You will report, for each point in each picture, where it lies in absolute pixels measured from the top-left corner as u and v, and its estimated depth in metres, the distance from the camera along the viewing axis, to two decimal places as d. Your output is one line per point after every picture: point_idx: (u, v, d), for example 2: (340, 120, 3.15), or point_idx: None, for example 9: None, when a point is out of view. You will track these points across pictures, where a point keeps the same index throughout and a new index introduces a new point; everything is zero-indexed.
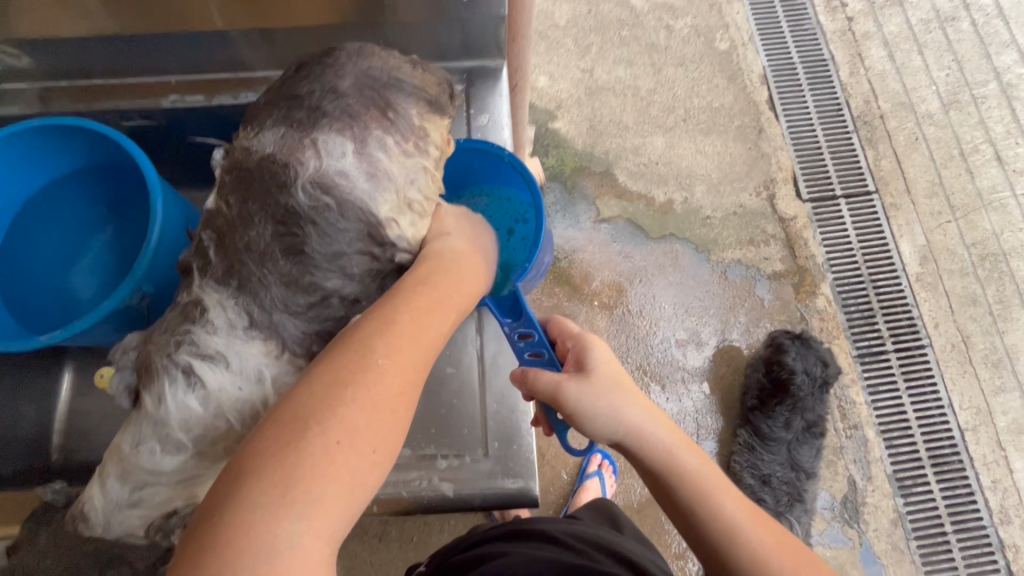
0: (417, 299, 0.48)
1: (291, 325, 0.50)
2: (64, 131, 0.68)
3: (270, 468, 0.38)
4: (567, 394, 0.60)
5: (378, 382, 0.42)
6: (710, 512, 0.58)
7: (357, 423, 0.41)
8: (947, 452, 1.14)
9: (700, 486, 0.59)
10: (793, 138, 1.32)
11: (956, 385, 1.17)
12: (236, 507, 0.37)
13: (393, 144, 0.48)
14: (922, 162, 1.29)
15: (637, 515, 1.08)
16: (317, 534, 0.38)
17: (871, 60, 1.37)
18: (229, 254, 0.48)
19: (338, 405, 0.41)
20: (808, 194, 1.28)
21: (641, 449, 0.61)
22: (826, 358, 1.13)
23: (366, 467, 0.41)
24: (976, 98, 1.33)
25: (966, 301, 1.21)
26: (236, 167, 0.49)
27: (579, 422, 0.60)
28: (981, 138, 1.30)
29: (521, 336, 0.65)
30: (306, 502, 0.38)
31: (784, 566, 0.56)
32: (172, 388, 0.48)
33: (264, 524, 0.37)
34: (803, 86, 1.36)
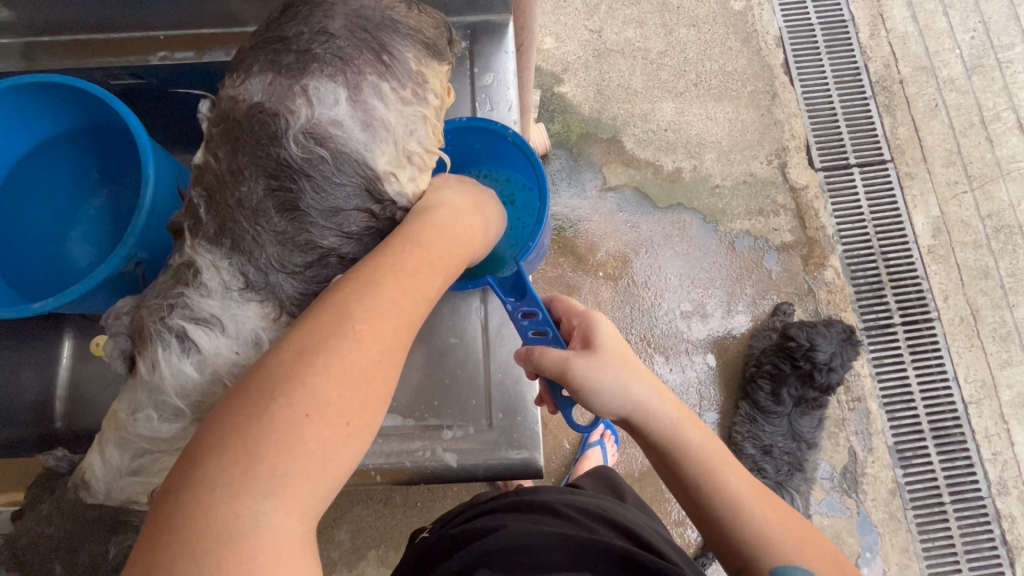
0: (401, 260, 0.46)
1: (289, 286, 0.48)
2: (49, 93, 0.65)
3: (231, 443, 0.38)
4: (575, 370, 0.59)
5: (353, 349, 0.41)
6: (713, 486, 0.58)
7: (328, 395, 0.40)
8: (949, 424, 1.14)
9: (707, 465, 0.59)
10: (807, 105, 1.27)
11: (963, 359, 1.16)
12: (197, 486, 0.37)
13: (389, 91, 0.46)
14: (941, 130, 1.25)
15: (637, 483, 1.10)
16: (285, 513, 0.38)
17: (893, 21, 1.31)
18: (219, 213, 0.47)
19: (306, 375, 0.40)
20: (821, 163, 1.25)
21: (645, 423, 0.61)
22: (835, 357, 1.08)
23: (338, 440, 0.40)
24: (1001, 63, 1.27)
25: (978, 275, 1.19)
26: (222, 120, 0.47)
27: (586, 399, 0.60)
28: (1003, 105, 1.25)
29: (524, 314, 0.64)
30: (270, 481, 0.38)
31: (785, 543, 0.56)
32: (166, 354, 0.46)
33: (223, 506, 0.37)
34: (821, 49, 1.30)
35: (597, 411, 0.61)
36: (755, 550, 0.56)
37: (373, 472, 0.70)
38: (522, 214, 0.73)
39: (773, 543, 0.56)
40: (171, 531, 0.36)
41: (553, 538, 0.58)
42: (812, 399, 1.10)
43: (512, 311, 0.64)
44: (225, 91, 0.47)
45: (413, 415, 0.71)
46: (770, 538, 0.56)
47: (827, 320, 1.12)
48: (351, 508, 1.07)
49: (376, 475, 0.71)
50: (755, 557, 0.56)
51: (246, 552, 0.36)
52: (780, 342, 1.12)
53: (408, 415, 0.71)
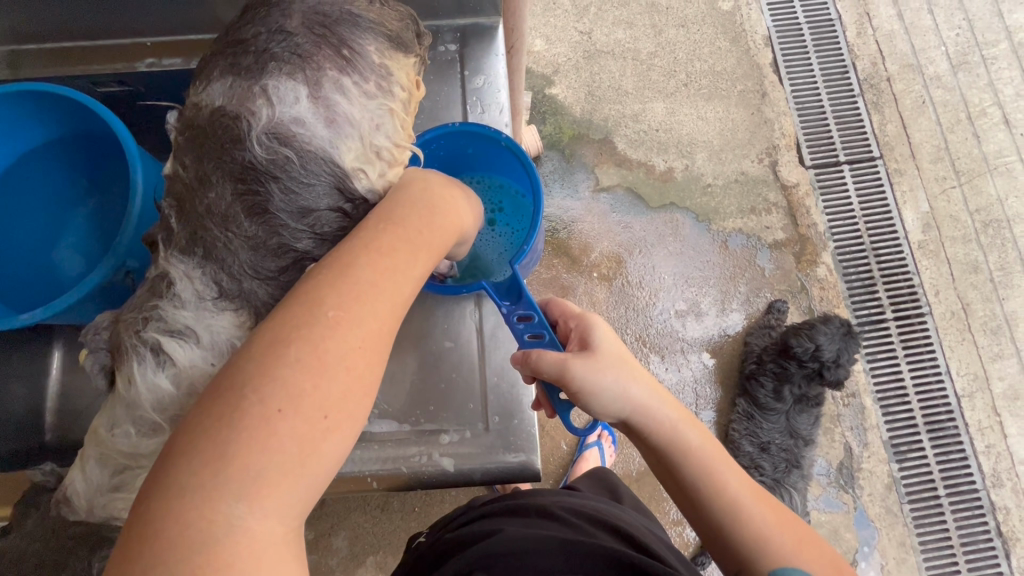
0: (379, 244, 0.45)
1: (264, 292, 0.47)
2: (36, 102, 0.65)
3: (202, 445, 0.38)
4: (574, 372, 0.59)
5: (328, 338, 0.41)
6: (709, 482, 0.58)
7: (301, 387, 0.39)
8: (942, 418, 1.15)
9: (701, 462, 0.59)
10: (797, 103, 1.28)
11: (954, 353, 1.17)
12: (169, 493, 0.37)
13: (351, 85, 0.46)
14: (929, 127, 1.26)
15: (636, 483, 1.10)
16: (262, 515, 0.38)
17: (879, 20, 1.32)
18: (189, 221, 0.46)
19: (281, 367, 0.39)
20: (812, 160, 1.26)
21: (642, 423, 0.61)
22: (841, 354, 1.07)
23: (315, 433, 0.40)
24: (986, 59, 1.29)
25: (968, 269, 1.20)
26: (188, 127, 0.47)
27: (585, 401, 0.60)
28: (989, 101, 1.27)
29: (521, 317, 0.63)
30: (244, 481, 0.37)
31: (783, 540, 0.56)
32: (141, 369, 0.45)
33: (197, 509, 0.37)
34: (809, 48, 1.31)
35: (594, 411, 0.61)
36: (752, 550, 0.56)
37: (370, 479, 0.70)
38: (514, 220, 0.77)
39: (770, 542, 0.56)
40: (145, 538, 0.36)
41: (547, 541, 0.58)
42: (812, 395, 1.10)
43: (507, 314, 0.64)
44: (191, 99, 0.47)
45: (409, 420, 0.70)
46: (767, 537, 0.56)
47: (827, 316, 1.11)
48: (349, 514, 1.07)
49: (374, 483, 0.70)
50: (748, 554, 0.56)
51: (224, 557, 0.36)
52: (782, 340, 1.11)
53: (404, 420, 0.70)
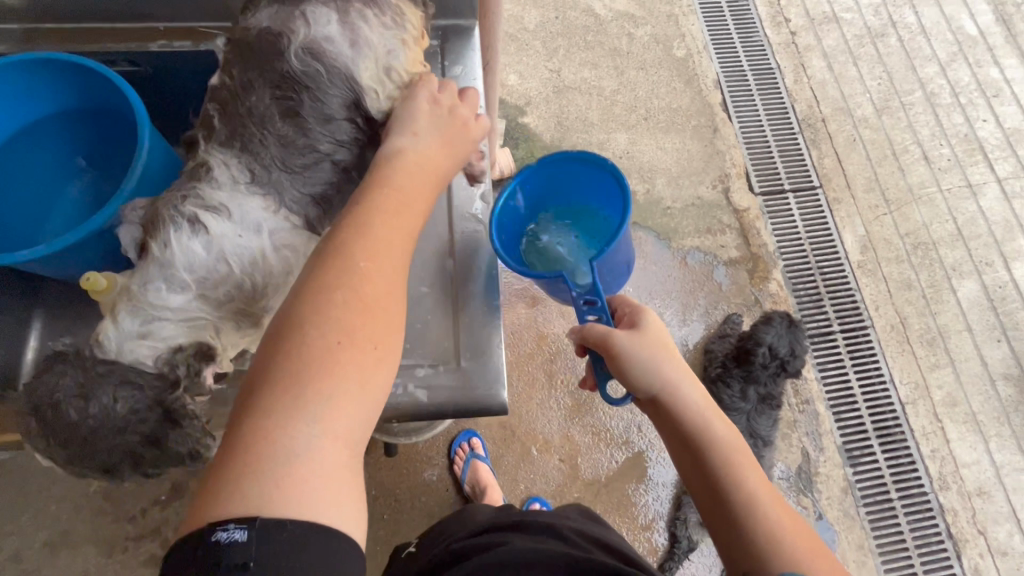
0: (398, 202, 0.50)
1: (289, 185, 0.53)
2: (44, 70, 0.62)
3: (276, 378, 0.43)
4: (615, 341, 0.64)
5: (367, 283, 0.46)
6: (730, 475, 0.61)
7: (353, 324, 0.45)
8: (890, 423, 1.22)
9: (722, 449, 0.63)
10: (744, 138, 1.42)
11: (896, 362, 1.26)
12: (252, 417, 0.42)
13: (372, 17, 0.55)
14: (860, 161, 1.41)
15: (605, 489, 1.12)
16: (335, 434, 0.42)
17: (812, 70, 1.50)
18: (229, 120, 0.53)
19: (331, 312, 0.45)
20: (760, 187, 1.38)
21: (674, 403, 0.65)
22: (793, 346, 1.15)
23: (369, 363, 0.45)
24: (905, 104, 1.46)
25: (902, 286, 1.31)
26: (235, 43, 0.54)
27: (622, 370, 0.64)
28: (910, 140, 1.43)
29: (586, 301, 0.68)
30: (317, 405, 0.42)
31: (796, 545, 0.56)
32: (178, 236, 0.49)
33: (278, 432, 0.41)
34: (754, 92, 1.47)
35: (628, 384, 0.65)
36: (764, 540, 0.57)
37: None
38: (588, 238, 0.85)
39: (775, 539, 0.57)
40: (236, 458, 0.41)
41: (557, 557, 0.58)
42: (770, 391, 1.16)
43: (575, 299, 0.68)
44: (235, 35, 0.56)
45: None
46: (776, 533, 0.57)
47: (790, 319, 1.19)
48: None
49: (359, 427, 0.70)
50: (762, 546, 0.57)
51: (304, 471, 0.41)
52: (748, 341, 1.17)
53: None
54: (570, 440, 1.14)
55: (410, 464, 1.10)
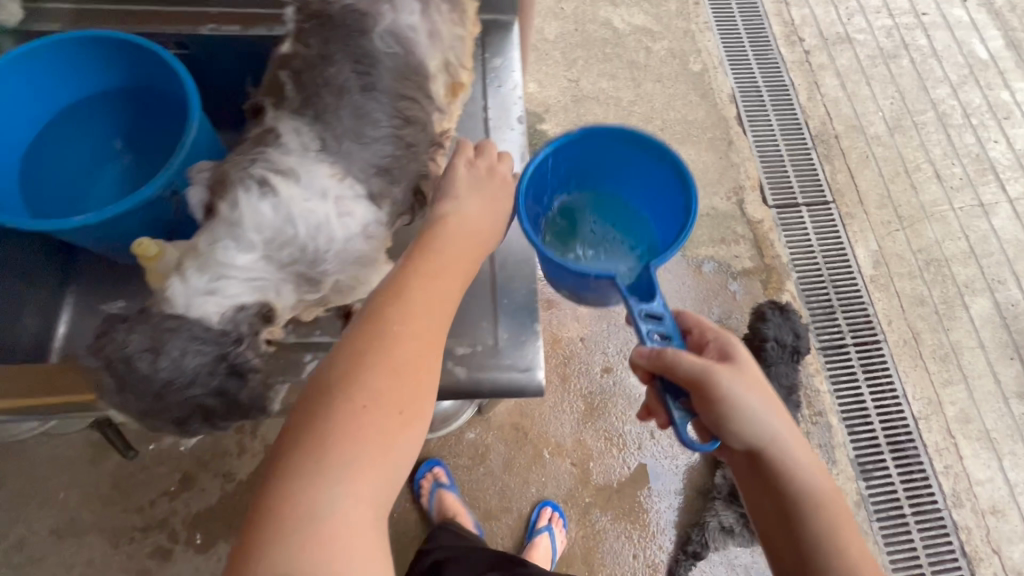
0: (430, 265, 0.51)
1: (358, 154, 0.54)
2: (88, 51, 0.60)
3: (304, 439, 0.44)
4: (715, 376, 0.52)
5: (397, 346, 0.47)
6: (830, 533, 0.54)
7: (381, 387, 0.45)
8: (903, 438, 1.21)
9: (822, 506, 0.55)
10: (759, 152, 1.44)
11: (909, 377, 1.26)
12: (280, 479, 0.43)
13: (445, 12, 0.62)
14: (873, 178, 1.43)
15: (616, 495, 1.11)
16: (358, 500, 0.43)
17: (825, 88, 1.52)
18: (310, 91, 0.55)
19: (372, 382, 0.45)
20: (774, 200, 1.40)
21: (779, 456, 0.56)
22: (794, 331, 1.19)
23: (393, 427, 0.45)
24: (917, 124, 1.48)
25: (915, 301, 1.32)
26: (314, 20, 0.58)
27: (717, 412, 0.53)
28: (922, 158, 1.45)
29: (652, 318, 0.54)
30: (342, 468, 0.43)
31: None
32: (247, 196, 0.50)
33: (304, 496, 0.42)
34: (768, 108, 1.50)
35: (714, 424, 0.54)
36: None
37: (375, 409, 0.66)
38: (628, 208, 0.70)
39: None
40: (264, 521, 0.41)
41: None
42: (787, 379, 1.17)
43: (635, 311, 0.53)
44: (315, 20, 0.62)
45: None
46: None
47: (781, 305, 1.23)
48: None
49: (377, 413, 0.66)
50: None
51: (324, 535, 0.41)
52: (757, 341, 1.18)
53: None
54: (581, 444, 1.13)
55: (422, 463, 1.09)
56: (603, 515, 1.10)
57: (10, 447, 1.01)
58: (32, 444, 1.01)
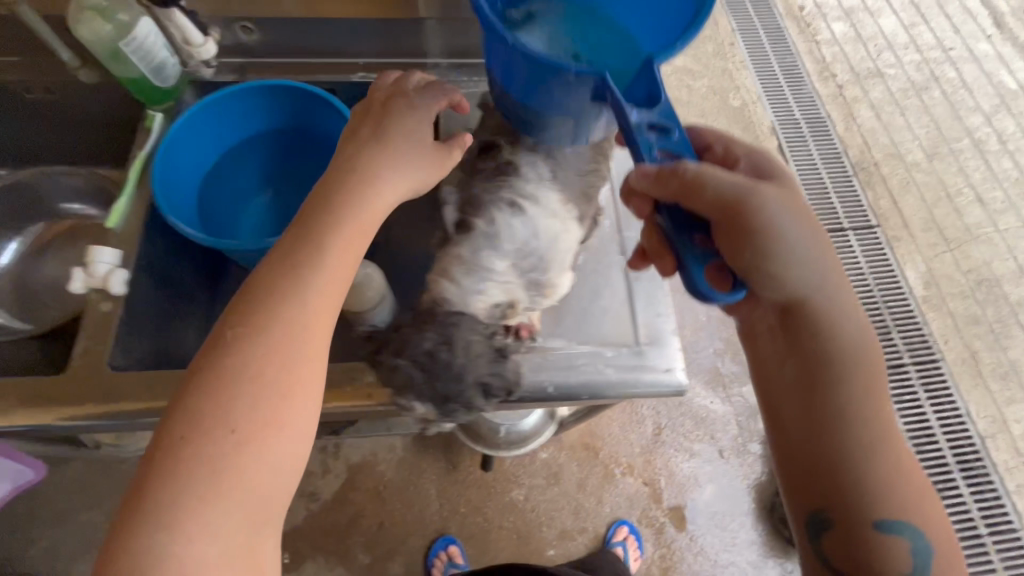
0: (284, 267, 0.46)
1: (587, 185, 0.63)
2: (257, 95, 0.62)
3: (150, 479, 0.40)
4: (757, 197, 0.47)
5: (236, 361, 0.43)
6: (868, 393, 0.50)
7: (210, 408, 0.41)
8: (971, 457, 1.22)
9: (861, 365, 0.51)
10: (802, 180, 1.51)
11: (971, 396, 1.27)
12: (129, 530, 0.38)
13: None
14: (916, 203, 1.48)
15: (690, 514, 1.12)
16: (206, 539, 0.39)
17: (861, 119, 1.60)
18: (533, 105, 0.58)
19: (235, 399, 0.42)
20: (821, 225, 1.45)
21: (820, 307, 0.51)
22: None
23: (237, 449, 0.41)
24: (954, 151, 1.54)
25: (969, 321, 1.35)
26: None
27: (763, 240, 0.47)
28: (963, 183, 1.50)
29: (652, 128, 0.45)
30: (180, 508, 0.39)
31: (909, 494, 0.49)
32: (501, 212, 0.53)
33: (152, 545, 0.38)
34: (807, 139, 1.57)
35: (744, 266, 0.47)
36: (878, 498, 0.48)
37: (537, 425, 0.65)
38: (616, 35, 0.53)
39: (892, 484, 0.49)
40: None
41: None
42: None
43: (631, 122, 0.43)
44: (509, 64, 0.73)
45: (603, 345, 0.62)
46: (897, 473, 0.49)
47: None
48: (406, 539, 1.07)
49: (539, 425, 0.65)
50: (874, 501, 0.48)
51: None
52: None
53: None
54: (652, 463, 1.15)
55: (499, 483, 1.11)
56: (679, 533, 1.11)
57: (109, 469, 1.05)
58: (129, 467, 1.06)
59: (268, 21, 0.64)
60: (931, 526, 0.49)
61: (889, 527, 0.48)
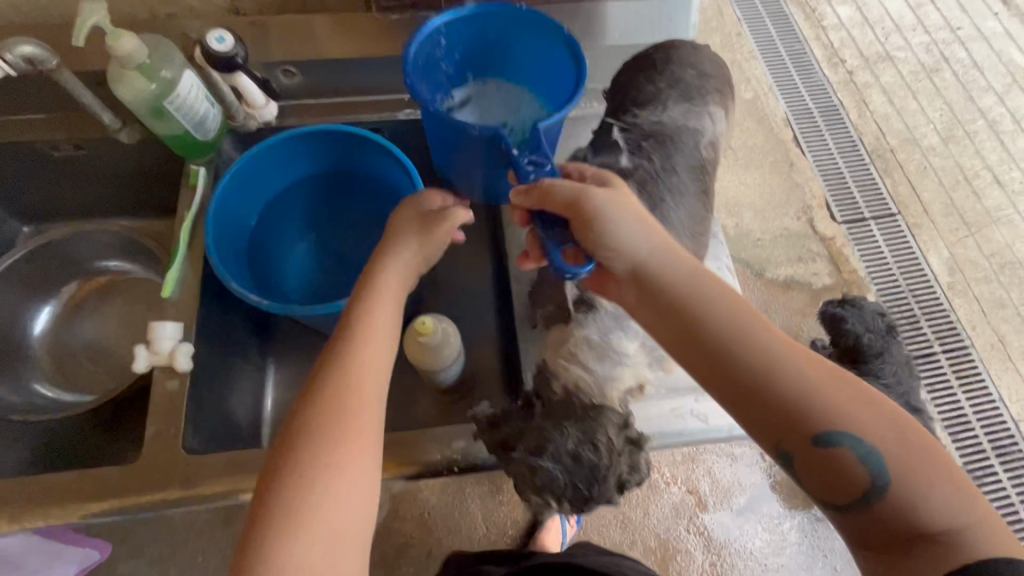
0: (328, 353, 0.66)
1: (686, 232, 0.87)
2: (294, 156, 0.89)
3: (261, 507, 0.57)
4: (589, 196, 0.69)
5: (303, 422, 0.61)
6: (744, 338, 0.64)
7: (293, 451, 0.60)
8: (1006, 442, 1.24)
9: (727, 313, 0.66)
10: (820, 170, 1.47)
11: (1003, 380, 1.29)
12: (260, 541, 0.55)
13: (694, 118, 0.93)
14: (935, 188, 1.48)
15: (739, 520, 1.11)
16: (312, 532, 0.56)
17: (874, 104, 1.58)
18: (647, 190, 0.84)
19: (305, 441, 0.60)
20: (842, 217, 1.42)
21: (659, 266, 0.70)
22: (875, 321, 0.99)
23: (318, 471, 0.58)
24: (969, 133, 1.55)
25: (995, 305, 1.37)
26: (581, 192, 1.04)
27: (603, 226, 0.69)
28: (980, 165, 1.51)
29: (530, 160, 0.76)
30: (289, 518, 0.56)
31: (831, 400, 0.60)
32: None
33: (282, 543, 0.55)
34: (822, 127, 1.53)
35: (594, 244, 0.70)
36: (807, 417, 0.60)
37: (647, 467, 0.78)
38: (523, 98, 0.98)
39: (813, 404, 0.60)
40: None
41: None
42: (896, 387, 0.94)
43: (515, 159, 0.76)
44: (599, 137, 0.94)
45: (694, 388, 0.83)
46: (811, 394, 0.60)
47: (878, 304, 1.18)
48: None
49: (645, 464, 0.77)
50: (807, 420, 0.60)
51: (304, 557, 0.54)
52: (828, 326, 1.00)
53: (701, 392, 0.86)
54: (694, 472, 1.13)
55: None
56: (729, 539, 1.10)
57: None
58: None
59: (309, 67, 0.92)
60: (871, 432, 0.58)
61: (828, 441, 0.59)
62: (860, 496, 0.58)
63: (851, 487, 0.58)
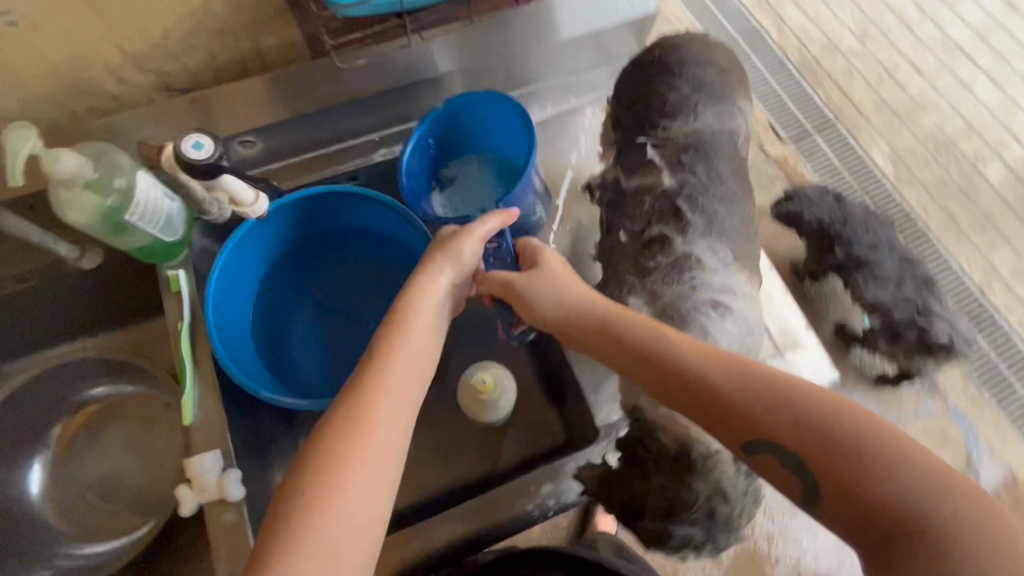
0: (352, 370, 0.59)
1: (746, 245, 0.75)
2: (271, 234, 0.87)
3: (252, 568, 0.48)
4: (515, 283, 0.68)
5: (302, 459, 0.53)
6: (662, 354, 0.57)
7: (288, 493, 0.51)
8: (977, 309, 1.32)
9: (644, 338, 0.59)
10: (758, 95, 1.50)
11: (960, 253, 1.37)
12: None
13: (727, 103, 0.78)
14: (863, 89, 1.53)
15: None
16: None
17: (790, 20, 1.61)
18: (699, 205, 0.72)
19: (303, 479, 0.51)
20: (788, 135, 1.46)
21: (578, 314, 0.64)
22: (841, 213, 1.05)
23: (312, 517, 0.49)
24: (882, 29, 1.60)
25: (939, 186, 1.44)
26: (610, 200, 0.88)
27: (531, 307, 0.67)
28: (898, 58, 1.57)
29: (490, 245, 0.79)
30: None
31: (768, 410, 0.52)
32: (715, 321, 0.68)
33: None
34: (749, 53, 1.56)
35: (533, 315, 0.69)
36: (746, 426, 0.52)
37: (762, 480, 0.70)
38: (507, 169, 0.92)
39: (736, 413, 0.53)
40: None
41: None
42: (880, 241, 1.03)
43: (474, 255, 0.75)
44: (622, 153, 0.81)
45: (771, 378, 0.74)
46: (731, 404, 0.53)
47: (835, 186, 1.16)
48: None
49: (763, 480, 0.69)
50: (748, 431, 0.52)
51: None
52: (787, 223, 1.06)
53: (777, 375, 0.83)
54: None
55: None
56: None
57: None
58: None
59: (265, 134, 0.87)
60: (809, 443, 0.50)
61: (760, 449, 0.52)
62: (806, 497, 0.50)
63: (790, 491, 0.51)
